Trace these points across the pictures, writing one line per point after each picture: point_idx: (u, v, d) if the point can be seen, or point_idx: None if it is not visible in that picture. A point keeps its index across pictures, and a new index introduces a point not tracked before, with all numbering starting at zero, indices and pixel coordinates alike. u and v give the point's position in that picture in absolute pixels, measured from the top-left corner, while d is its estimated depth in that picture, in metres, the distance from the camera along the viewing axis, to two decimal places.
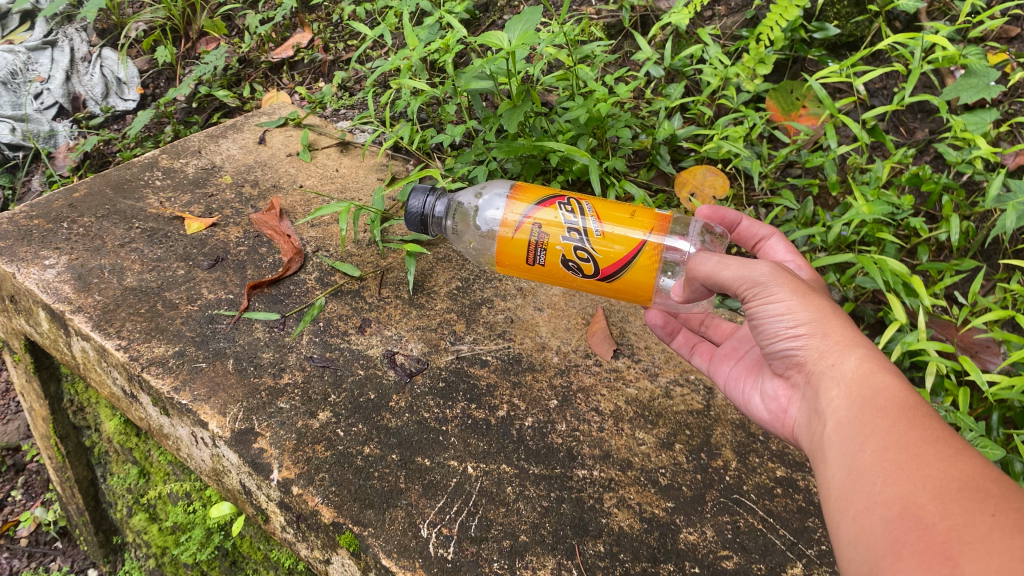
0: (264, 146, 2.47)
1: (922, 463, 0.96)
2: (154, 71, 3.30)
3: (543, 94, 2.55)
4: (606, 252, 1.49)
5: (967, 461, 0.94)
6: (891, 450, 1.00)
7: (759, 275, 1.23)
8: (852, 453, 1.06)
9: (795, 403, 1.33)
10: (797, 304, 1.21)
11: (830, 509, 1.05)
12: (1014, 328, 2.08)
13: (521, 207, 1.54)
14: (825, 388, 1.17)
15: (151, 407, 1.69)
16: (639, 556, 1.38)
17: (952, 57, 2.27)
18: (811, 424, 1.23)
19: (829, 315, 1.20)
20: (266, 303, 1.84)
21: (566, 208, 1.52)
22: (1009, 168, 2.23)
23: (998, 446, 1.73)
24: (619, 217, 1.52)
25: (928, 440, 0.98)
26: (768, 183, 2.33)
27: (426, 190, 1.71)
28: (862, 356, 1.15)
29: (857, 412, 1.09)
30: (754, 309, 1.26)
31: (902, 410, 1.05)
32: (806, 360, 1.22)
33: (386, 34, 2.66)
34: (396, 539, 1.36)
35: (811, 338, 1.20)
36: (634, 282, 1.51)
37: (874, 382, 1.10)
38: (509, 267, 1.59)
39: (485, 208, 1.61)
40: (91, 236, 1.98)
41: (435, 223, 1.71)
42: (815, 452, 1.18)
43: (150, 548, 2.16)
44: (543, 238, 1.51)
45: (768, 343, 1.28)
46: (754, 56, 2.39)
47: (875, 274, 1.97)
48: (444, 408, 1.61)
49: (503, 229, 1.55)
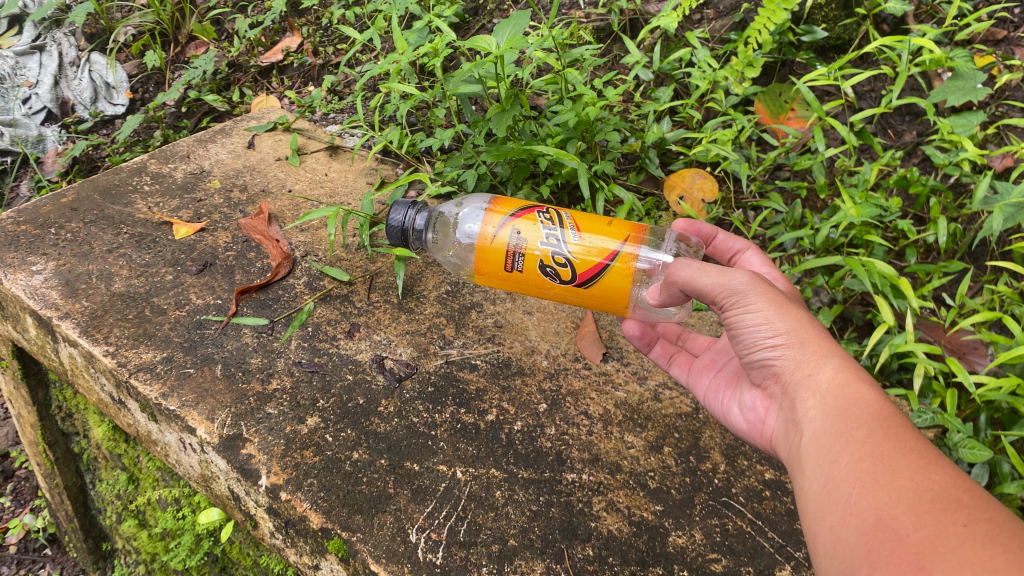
0: (253, 151, 2.46)
1: (896, 474, 0.96)
2: (143, 76, 3.29)
3: (533, 98, 2.56)
4: (583, 258, 1.49)
5: (940, 471, 0.95)
6: (865, 460, 1.00)
7: (738, 283, 1.24)
8: (827, 463, 1.05)
9: (774, 413, 1.33)
10: (774, 313, 1.21)
11: (806, 520, 1.04)
12: (1002, 329, 2.09)
13: (499, 215, 1.54)
14: (801, 398, 1.18)
15: (139, 413, 1.69)
16: (628, 560, 1.38)
17: (939, 61, 2.29)
18: (788, 435, 1.23)
19: (806, 325, 1.21)
20: (254, 307, 1.84)
21: (544, 216, 1.53)
22: (996, 170, 2.24)
23: (986, 448, 1.74)
24: (596, 226, 1.53)
25: (902, 451, 0.99)
26: (757, 186, 2.33)
27: (407, 202, 1.70)
28: (838, 365, 1.16)
29: (832, 422, 1.09)
30: (732, 317, 1.27)
31: (876, 421, 1.05)
32: (783, 370, 1.22)
33: (374, 38, 2.66)
34: (385, 544, 1.36)
35: (787, 348, 1.21)
36: (611, 288, 1.50)
37: (849, 392, 1.11)
38: (486, 276, 1.57)
39: (463, 221, 1.59)
40: (78, 242, 1.97)
41: (416, 235, 1.69)
42: (792, 463, 1.18)
43: (139, 555, 2.15)
44: (521, 244, 1.51)
45: (746, 354, 1.29)
46: (742, 59, 2.41)
47: (863, 276, 1.98)
48: (434, 412, 1.61)
49: (481, 235, 1.54)
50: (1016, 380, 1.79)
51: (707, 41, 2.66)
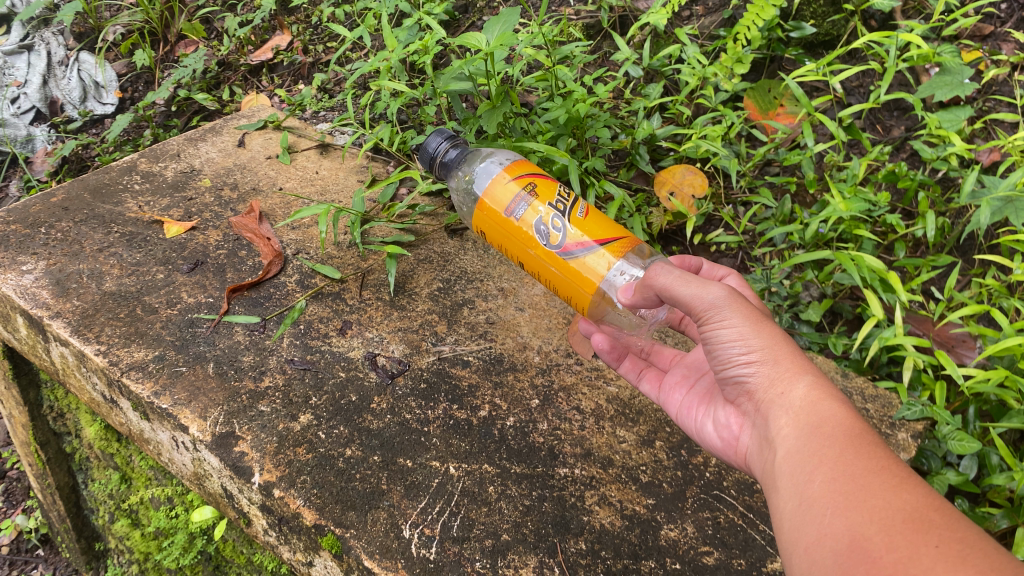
0: (243, 149, 2.46)
1: (868, 493, 0.96)
2: (132, 75, 3.28)
3: (523, 95, 2.57)
4: (577, 233, 1.47)
5: (911, 490, 0.95)
6: (839, 480, 1.00)
7: (713, 298, 1.22)
8: (801, 482, 1.05)
9: (747, 430, 1.30)
10: (749, 329, 1.19)
11: (780, 539, 1.04)
12: (990, 322, 2.11)
13: (520, 172, 1.54)
14: (775, 415, 1.16)
15: (131, 412, 1.68)
16: (621, 553, 1.39)
17: (926, 56, 2.29)
18: (761, 451, 1.21)
19: (780, 342, 1.19)
20: (246, 306, 1.84)
21: (562, 190, 1.52)
22: (984, 164, 2.26)
23: (974, 440, 1.77)
24: (604, 219, 1.51)
25: (875, 469, 1.00)
26: (747, 182, 2.35)
27: (448, 134, 1.75)
28: (811, 383, 1.15)
29: (806, 440, 1.09)
30: (706, 332, 1.24)
31: (848, 438, 1.05)
32: (756, 388, 1.20)
33: (364, 35, 2.66)
34: (379, 540, 1.36)
35: (762, 366, 1.18)
36: (588, 271, 1.46)
37: (822, 411, 1.10)
38: (483, 214, 1.56)
39: (482, 169, 1.60)
40: (69, 242, 1.97)
41: (442, 167, 1.73)
42: (766, 481, 1.17)
43: (132, 554, 2.15)
44: (527, 199, 1.50)
45: (720, 370, 1.26)
46: (731, 56, 2.40)
47: (853, 271, 1.98)
48: (427, 409, 1.62)
49: (500, 174, 1.54)
50: (1004, 371, 1.80)
51: (696, 38, 2.66)
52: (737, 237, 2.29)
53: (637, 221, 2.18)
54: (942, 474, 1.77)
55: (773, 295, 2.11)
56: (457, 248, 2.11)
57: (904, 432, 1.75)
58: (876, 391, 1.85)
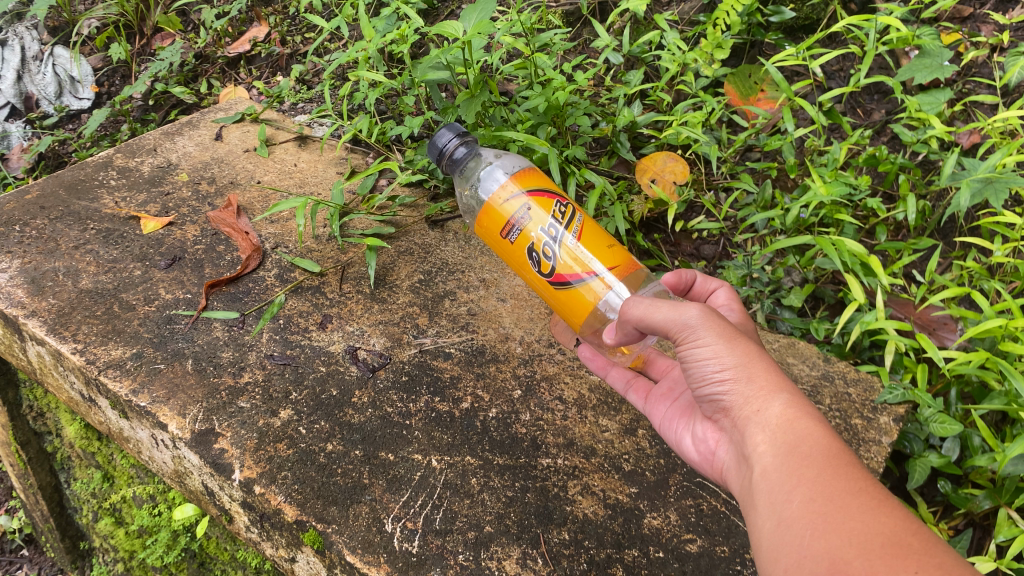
0: (220, 142, 2.44)
1: (847, 516, 0.94)
2: (108, 69, 3.24)
3: (503, 83, 2.56)
4: (569, 261, 1.43)
5: (890, 513, 0.93)
6: (817, 501, 0.98)
7: (688, 319, 1.19)
8: (780, 502, 1.03)
9: (725, 445, 1.27)
10: (723, 347, 1.16)
11: (761, 560, 1.02)
12: (971, 304, 2.11)
13: (519, 184, 1.46)
14: (750, 433, 1.13)
15: (110, 410, 1.67)
16: (604, 543, 1.39)
17: (906, 39, 2.27)
18: (739, 469, 1.18)
19: (754, 359, 1.16)
20: (225, 301, 1.82)
21: (559, 207, 1.45)
22: (964, 147, 2.27)
23: (956, 422, 1.77)
24: (597, 240, 1.44)
25: (853, 491, 0.97)
26: (728, 168, 2.34)
27: (457, 129, 1.65)
28: (787, 401, 1.11)
29: (783, 460, 1.05)
30: (682, 352, 1.21)
31: (827, 459, 1.02)
32: (732, 406, 1.17)
33: (342, 25, 2.63)
34: (361, 535, 1.36)
35: (736, 383, 1.15)
36: (576, 302, 1.44)
37: (799, 429, 1.07)
38: (482, 228, 1.51)
39: (485, 177, 1.53)
40: (45, 239, 1.95)
41: (451, 163, 1.64)
42: (744, 499, 1.14)
43: (118, 553, 2.13)
44: (523, 220, 1.44)
45: (697, 387, 1.23)
46: (711, 41, 2.43)
47: (833, 255, 1.99)
48: (408, 402, 1.61)
49: (498, 190, 1.47)
50: (985, 353, 1.80)
51: (676, 23, 2.66)
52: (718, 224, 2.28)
53: (618, 209, 2.17)
54: (925, 457, 1.78)
55: (756, 280, 2.13)
56: (438, 239, 2.10)
57: (886, 416, 1.75)
58: (858, 375, 1.85)
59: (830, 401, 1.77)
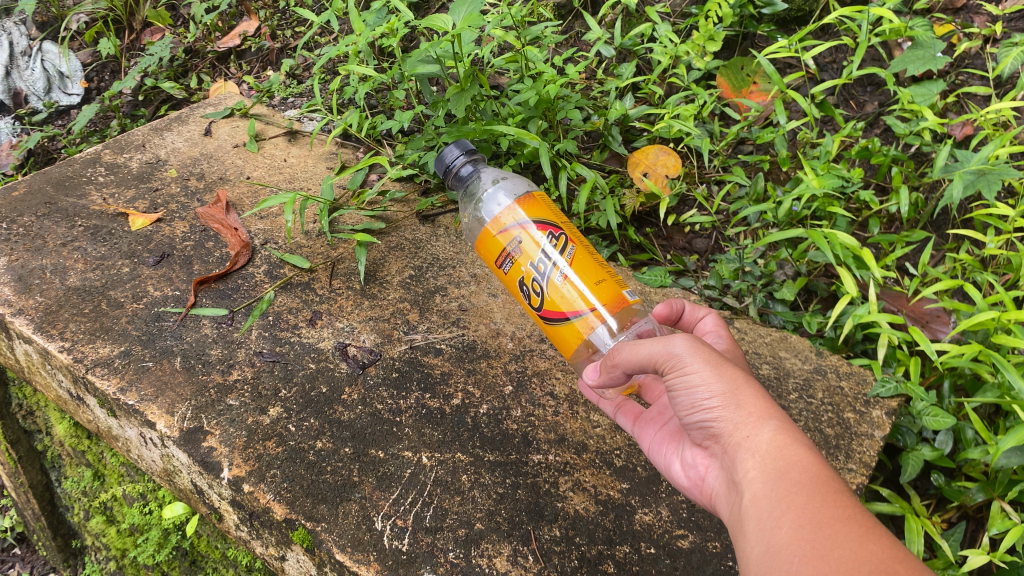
0: (210, 138, 2.42)
1: (835, 543, 0.93)
2: (97, 64, 3.21)
3: (494, 77, 2.55)
4: (555, 299, 1.40)
5: (877, 541, 0.92)
6: (807, 528, 0.97)
7: (675, 348, 1.16)
8: (768, 528, 1.01)
9: (714, 471, 1.23)
10: (711, 374, 1.13)
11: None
12: (964, 297, 2.11)
13: (515, 216, 1.43)
14: (740, 460, 1.10)
15: (98, 409, 1.65)
16: (595, 539, 1.38)
17: (899, 30, 2.27)
18: (730, 495, 1.15)
19: (742, 385, 1.13)
20: (214, 298, 1.81)
21: (553, 240, 1.41)
22: (957, 139, 2.26)
23: (949, 415, 1.76)
24: (588, 276, 1.39)
25: (841, 518, 0.96)
26: (720, 160, 2.33)
27: (465, 146, 1.65)
28: (776, 427, 1.09)
29: (772, 487, 1.04)
30: (670, 382, 1.18)
31: (816, 486, 1.01)
32: (721, 432, 1.14)
33: (333, 19, 2.61)
34: (350, 533, 1.35)
35: (724, 410, 1.12)
36: (564, 338, 1.43)
37: (789, 456, 1.05)
38: (482, 253, 1.51)
39: (489, 202, 1.53)
40: (32, 236, 1.93)
41: (456, 179, 1.66)
42: (734, 526, 1.12)
43: (109, 551, 2.11)
44: (515, 253, 1.43)
45: (685, 415, 1.20)
46: (703, 33, 2.41)
47: (826, 248, 1.96)
48: (398, 399, 1.60)
49: (495, 220, 1.46)
50: (977, 347, 1.78)
51: (668, 16, 2.65)
52: (710, 218, 2.27)
53: (609, 203, 2.16)
54: (917, 450, 1.77)
55: (748, 274, 2.12)
56: (429, 234, 2.09)
57: (879, 409, 1.75)
58: (851, 369, 1.85)
59: (823, 395, 1.76)
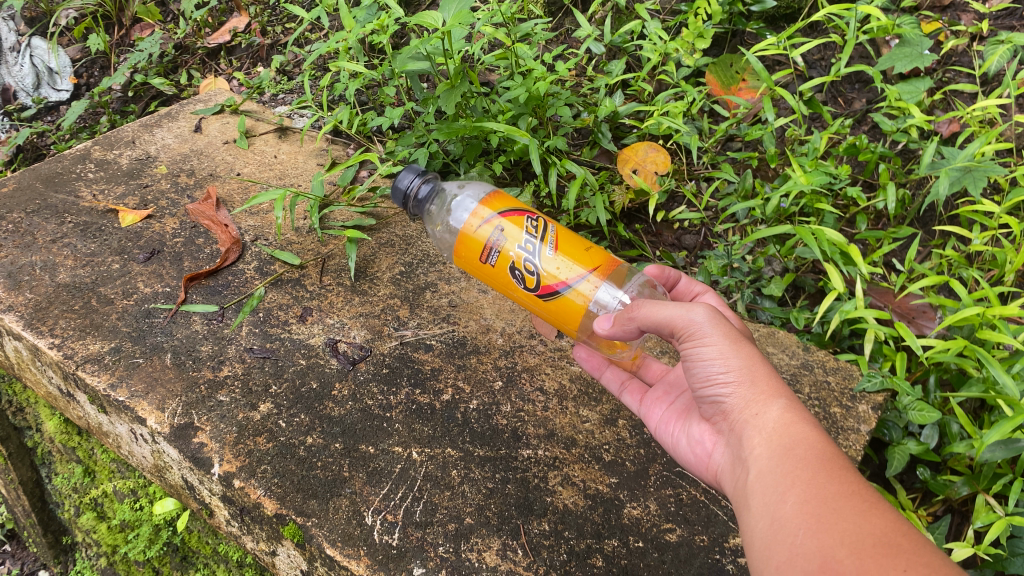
0: (200, 134, 2.42)
1: (839, 517, 0.95)
2: (87, 60, 3.20)
3: (484, 74, 2.57)
4: (551, 271, 1.41)
5: (880, 516, 0.93)
6: (812, 503, 0.98)
7: (696, 316, 1.20)
8: (773, 502, 1.03)
9: (720, 447, 1.27)
10: (729, 349, 1.18)
11: (752, 559, 1.02)
12: (950, 292, 2.14)
13: (486, 211, 1.45)
14: (748, 435, 1.14)
15: (88, 405, 1.66)
16: (584, 533, 1.39)
17: (886, 27, 2.27)
18: (734, 470, 1.18)
19: (757, 363, 1.17)
20: (204, 295, 1.81)
21: (531, 224, 1.44)
22: (943, 136, 2.29)
23: (934, 410, 1.78)
24: (575, 247, 1.43)
25: (845, 493, 0.98)
26: (708, 158, 2.35)
27: (416, 168, 1.63)
28: (785, 406, 1.12)
29: (778, 462, 1.06)
30: (686, 350, 1.22)
31: (822, 462, 1.03)
32: (732, 408, 1.18)
33: (323, 15, 2.60)
34: (341, 528, 1.36)
35: (739, 385, 1.17)
36: (569, 311, 1.42)
37: (795, 433, 1.08)
38: (462, 261, 1.50)
39: (457, 209, 1.54)
40: (21, 233, 1.93)
41: (414, 202, 1.62)
42: (737, 500, 1.14)
43: (100, 548, 2.10)
44: (499, 242, 1.43)
45: (699, 388, 1.24)
46: (692, 30, 2.43)
47: (813, 245, 1.95)
48: (389, 394, 1.61)
49: (466, 222, 1.46)
50: (963, 342, 1.80)
51: (658, 13, 2.68)
52: (699, 214, 2.28)
53: (599, 200, 2.17)
54: (903, 445, 1.79)
55: (736, 270, 2.13)
56: (419, 231, 2.10)
57: (865, 404, 1.76)
58: (837, 364, 1.86)
59: (810, 390, 1.78)
